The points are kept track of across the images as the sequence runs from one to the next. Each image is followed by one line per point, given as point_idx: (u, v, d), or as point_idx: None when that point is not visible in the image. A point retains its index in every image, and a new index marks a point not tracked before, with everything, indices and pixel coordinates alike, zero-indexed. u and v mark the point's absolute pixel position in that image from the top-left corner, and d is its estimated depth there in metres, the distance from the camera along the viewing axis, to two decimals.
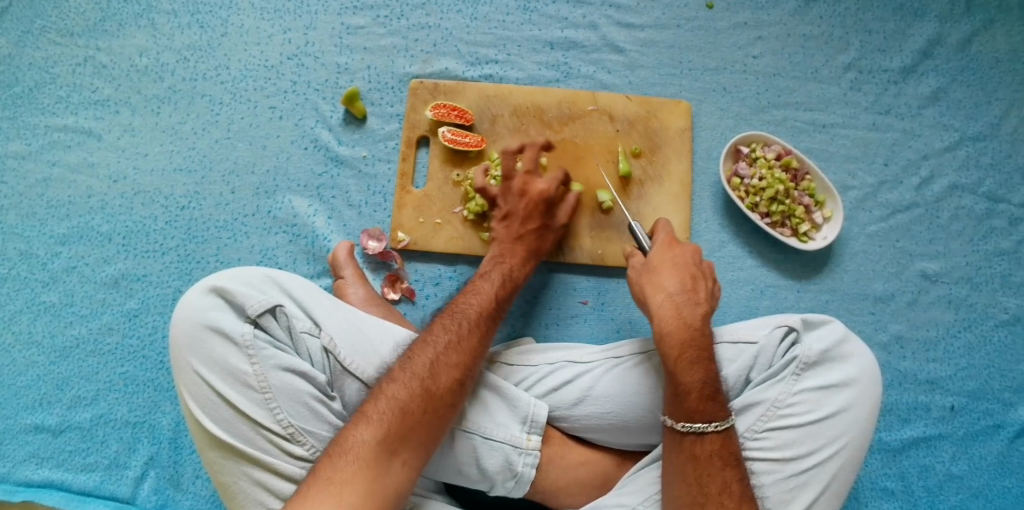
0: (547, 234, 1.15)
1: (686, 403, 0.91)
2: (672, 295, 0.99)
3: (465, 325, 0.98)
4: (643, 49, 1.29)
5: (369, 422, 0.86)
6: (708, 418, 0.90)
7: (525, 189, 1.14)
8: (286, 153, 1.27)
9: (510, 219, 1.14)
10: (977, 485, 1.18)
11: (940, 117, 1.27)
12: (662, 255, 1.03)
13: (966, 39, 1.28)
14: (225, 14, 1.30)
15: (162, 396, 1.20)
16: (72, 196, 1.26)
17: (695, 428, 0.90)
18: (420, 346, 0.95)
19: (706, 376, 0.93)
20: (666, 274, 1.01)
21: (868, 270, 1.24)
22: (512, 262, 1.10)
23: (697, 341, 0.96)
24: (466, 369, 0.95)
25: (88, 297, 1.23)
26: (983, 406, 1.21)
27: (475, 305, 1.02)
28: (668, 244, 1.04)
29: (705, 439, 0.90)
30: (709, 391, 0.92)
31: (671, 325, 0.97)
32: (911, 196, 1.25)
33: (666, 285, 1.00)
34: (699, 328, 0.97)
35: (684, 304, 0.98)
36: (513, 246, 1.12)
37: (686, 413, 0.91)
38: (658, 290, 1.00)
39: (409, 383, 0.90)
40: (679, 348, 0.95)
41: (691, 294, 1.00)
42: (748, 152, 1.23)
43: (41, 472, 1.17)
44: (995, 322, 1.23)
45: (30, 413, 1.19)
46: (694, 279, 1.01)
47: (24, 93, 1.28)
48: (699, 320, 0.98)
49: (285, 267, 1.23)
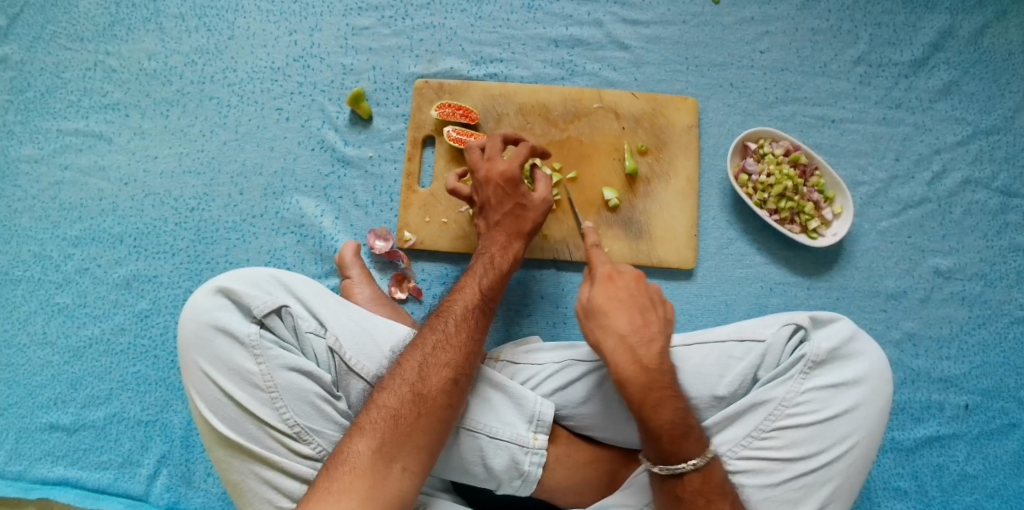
0: (527, 213, 1.09)
1: (661, 446, 0.89)
2: (624, 337, 0.94)
3: (451, 323, 0.97)
4: (649, 46, 1.28)
5: (363, 432, 0.87)
6: (685, 457, 0.88)
7: (490, 174, 1.08)
8: (293, 154, 1.27)
9: (484, 209, 1.09)
10: (992, 485, 1.16)
11: (952, 111, 1.25)
12: (606, 292, 0.98)
13: (978, 31, 1.26)
14: (232, 17, 1.31)
15: (173, 395, 1.21)
16: (85, 199, 1.27)
17: (672, 469, 0.89)
18: (409, 350, 0.95)
19: (674, 416, 0.89)
20: (614, 314, 0.96)
21: (879, 266, 1.22)
22: (493, 251, 1.07)
23: (657, 383, 0.91)
24: (457, 368, 0.93)
25: (100, 298, 1.25)
26: (997, 405, 1.19)
27: (460, 301, 1.00)
28: (608, 278, 0.99)
29: (686, 479, 0.89)
30: (680, 431, 0.89)
31: (628, 370, 0.91)
32: (923, 192, 1.23)
33: (616, 325, 0.95)
34: (658, 368, 0.92)
35: (636, 344, 0.93)
36: (494, 233, 1.08)
37: (660, 455, 0.89)
38: (608, 332, 0.95)
39: (398, 389, 0.90)
40: (641, 395, 0.90)
41: (643, 330, 0.94)
42: (756, 147, 1.21)
43: (56, 470, 1.19)
44: (1010, 319, 1.21)
45: (45, 412, 1.21)
46: (643, 311, 0.96)
47: (36, 98, 1.30)
48: (656, 358, 0.93)
49: (293, 267, 1.24)
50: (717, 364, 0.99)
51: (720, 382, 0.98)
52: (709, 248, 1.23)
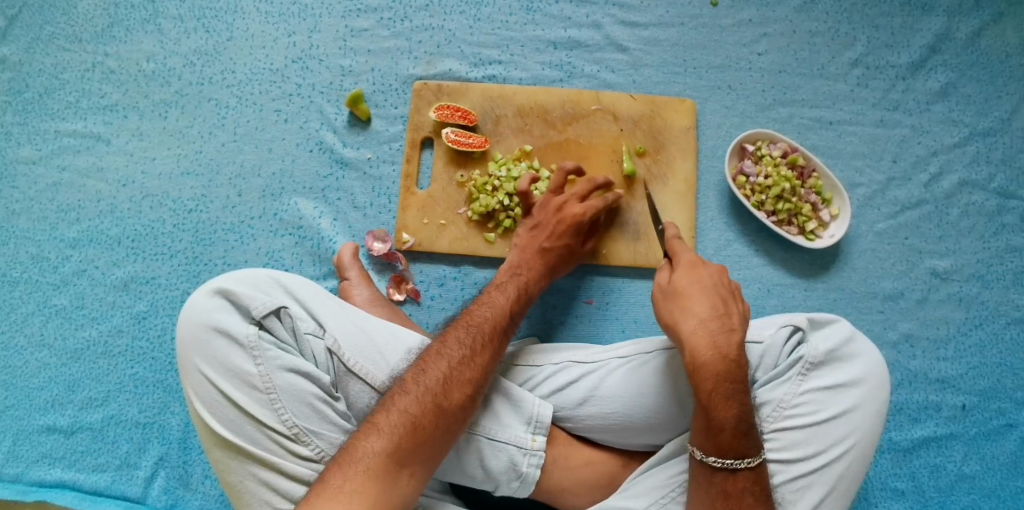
0: (570, 256, 1.14)
1: (719, 440, 0.88)
2: (705, 322, 0.93)
3: (479, 340, 0.97)
4: (647, 48, 1.28)
5: (380, 434, 0.86)
6: (740, 454, 0.88)
7: (562, 210, 1.13)
8: (292, 156, 1.27)
9: (539, 230, 1.13)
10: (989, 486, 1.17)
11: (949, 113, 1.25)
12: (686, 279, 0.98)
13: (975, 33, 1.26)
14: (231, 18, 1.31)
15: (170, 397, 1.21)
16: (83, 200, 1.27)
17: (728, 465, 0.88)
18: (433, 358, 0.94)
19: (739, 412, 0.88)
20: (696, 300, 0.95)
21: (877, 267, 1.22)
22: (528, 275, 1.10)
23: (733, 375, 0.90)
24: (478, 384, 0.94)
25: (98, 300, 1.24)
26: (995, 405, 1.19)
27: (492, 318, 1.01)
28: (690, 266, 0.99)
29: (738, 475, 0.88)
30: (742, 428, 0.88)
31: (705, 355, 0.90)
32: (920, 193, 1.23)
33: (697, 310, 0.94)
34: (736, 358, 0.91)
35: (717, 332, 0.92)
36: (533, 257, 1.12)
37: (718, 448, 0.88)
38: (688, 315, 0.94)
39: (422, 396, 0.89)
40: (712, 383, 0.89)
41: (724, 319, 0.93)
42: (753, 149, 1.22)
43: (53, 472, 1.19)
44: (1007, 320, 1.21)
45: (42, 414, 1.21)
46: (725, 302, 0.95)
47: (34, 99, 1.30)
48: (735, 349, 0.91)
49: (291, 269, 1.24)
50: None
51: None
52: (708, 249, 1.24)
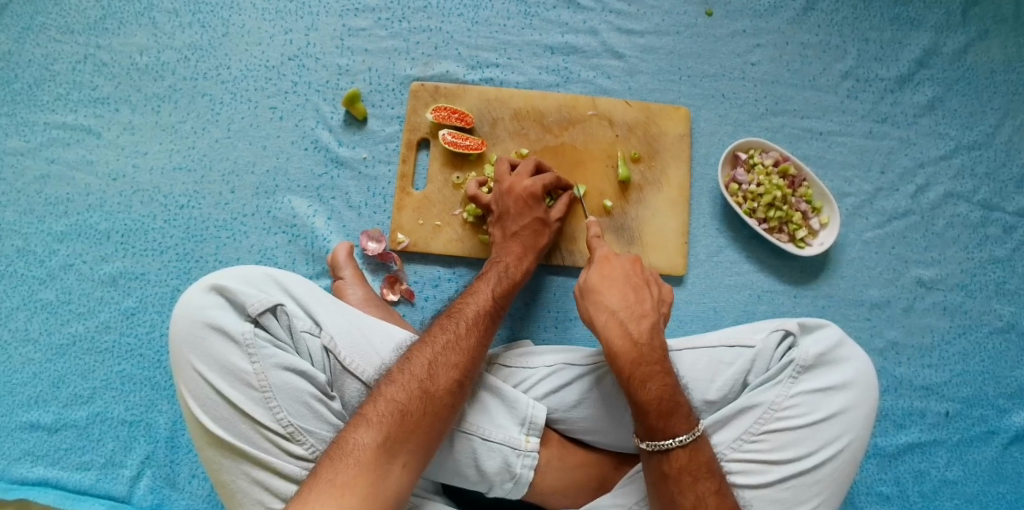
0: (542, 230, 1.14)
1: (647, 422, 0.90)
2: (615, 313, 0.97)
3: (463, 325, 0.98)
4: (643, 55, 1.30)
5: (370, 425, 0.86)
6: (671, 434, 0.89)
7: (513, 187, 1.13)
8: (287, 153, 1.27)
9: (503, 219, 1.14)
10: (971, 491, 1.19)
11: (936, 126, 1.28)
12: (602, 273, 1.02)
13: (962, 49, 1.29)
14: (227, 14, 1.31)
15: (158, 395, 1.19)
16: (71, 193, 1.25)
17: (659, 446, 0.89)
18: (419, 346, 0.95)
19: (662, 391, 0.91)
20: (607, 292, 1.00)
21: (865, 275, 1.25)
22: (509, 260, 1.10)
23: (646, 358, 0.94)
24: (464, 370, 0.94)
25: (85, 295, 1.22)
26: (977, 412, 1.22)
27: (473, 305, 1.02)
28: (604, 261, 1.03)
29: (671, 455, 0.89)
30: (667, 406, 0.90)
31: (618, 344, 0.94)
32: (907, 204, 1.26)
33: (608, 302, 0.99)
34: (647, 343, 0.95)
35: (627, 319, 0.97)
36: (509, 244, 1.12)
37: (648, 432, 0.90)
38: (601, 309, 0.98)
39: (409, 383, 0.90)
40: (630, 369, 0.93)
41: (634, 307, 0.98)
42: (746, 158, 1.23)
43: (35, 470, 1.16)
44: (989, 329, 1.24)
45: (25, 410, 1.19)
46: (637, 290, 1.00)
47: (23, 89, 1.28)
48: (646, 333, 0.96)
49: (284, 267, 1.23)
50: (708, 369, 1.01)
51: (710, 387, 1.00)
52: (699, 255, 1.25)
